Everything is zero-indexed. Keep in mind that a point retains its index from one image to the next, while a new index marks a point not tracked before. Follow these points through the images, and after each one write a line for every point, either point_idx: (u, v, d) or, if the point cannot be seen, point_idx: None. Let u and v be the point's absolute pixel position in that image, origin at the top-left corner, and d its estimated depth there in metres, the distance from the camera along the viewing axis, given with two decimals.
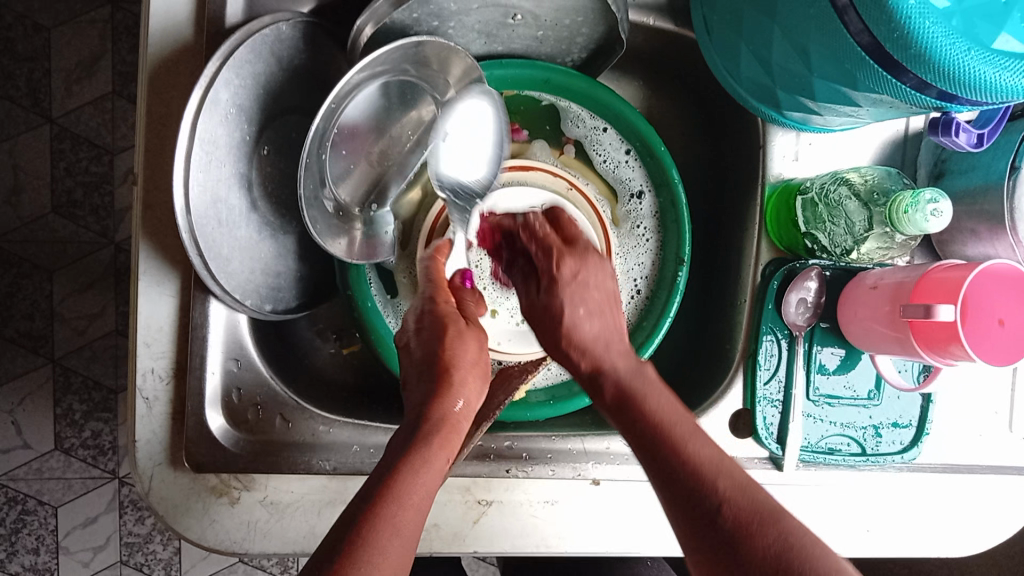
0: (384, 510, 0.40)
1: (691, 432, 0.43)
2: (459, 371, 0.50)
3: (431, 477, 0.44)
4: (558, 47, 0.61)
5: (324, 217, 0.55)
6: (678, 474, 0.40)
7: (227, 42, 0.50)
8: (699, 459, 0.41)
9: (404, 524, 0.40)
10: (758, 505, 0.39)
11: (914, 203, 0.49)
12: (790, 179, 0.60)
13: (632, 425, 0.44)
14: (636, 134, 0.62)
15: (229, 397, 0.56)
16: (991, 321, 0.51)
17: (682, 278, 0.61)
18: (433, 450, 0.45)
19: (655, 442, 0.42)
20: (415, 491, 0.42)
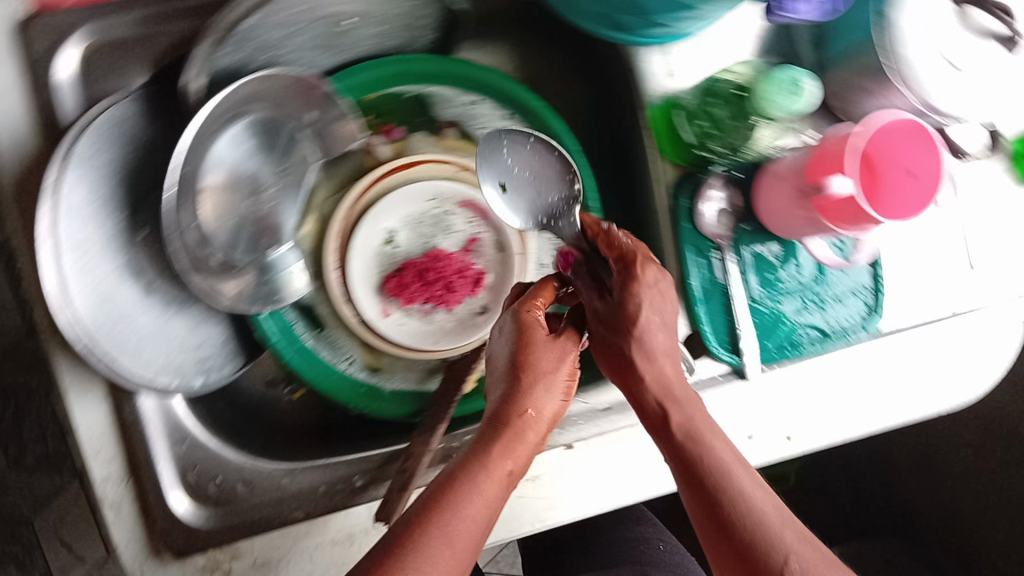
0: (435, 523, 0.43)
1: (753, 492, 0.48)
2: (546, 373, 0.50)
3: (487, 485, 0.45)
4: (406, 35, 0.59)
5: (205, 269, 0.53)
6: (739, 536, 0.47)
7: (66, 137, 0.50)
8: (767, 532, 0.46)
9: (462, 535, 0.43)
10: (808, 545, 0.47)
11: (773, 84, 0.47)
12: (674, 93, 0.58)
13: (705, 513, 0.48)
14: (506, 97, 0.60)
15: (188, 477, 0.56)
16: (899, 174, 0.48)
17: (597, 221, 0.61)
18: (495, 459, 0.47)
19: (717, 497, 0.48)
20: (470, 511, 0.44)
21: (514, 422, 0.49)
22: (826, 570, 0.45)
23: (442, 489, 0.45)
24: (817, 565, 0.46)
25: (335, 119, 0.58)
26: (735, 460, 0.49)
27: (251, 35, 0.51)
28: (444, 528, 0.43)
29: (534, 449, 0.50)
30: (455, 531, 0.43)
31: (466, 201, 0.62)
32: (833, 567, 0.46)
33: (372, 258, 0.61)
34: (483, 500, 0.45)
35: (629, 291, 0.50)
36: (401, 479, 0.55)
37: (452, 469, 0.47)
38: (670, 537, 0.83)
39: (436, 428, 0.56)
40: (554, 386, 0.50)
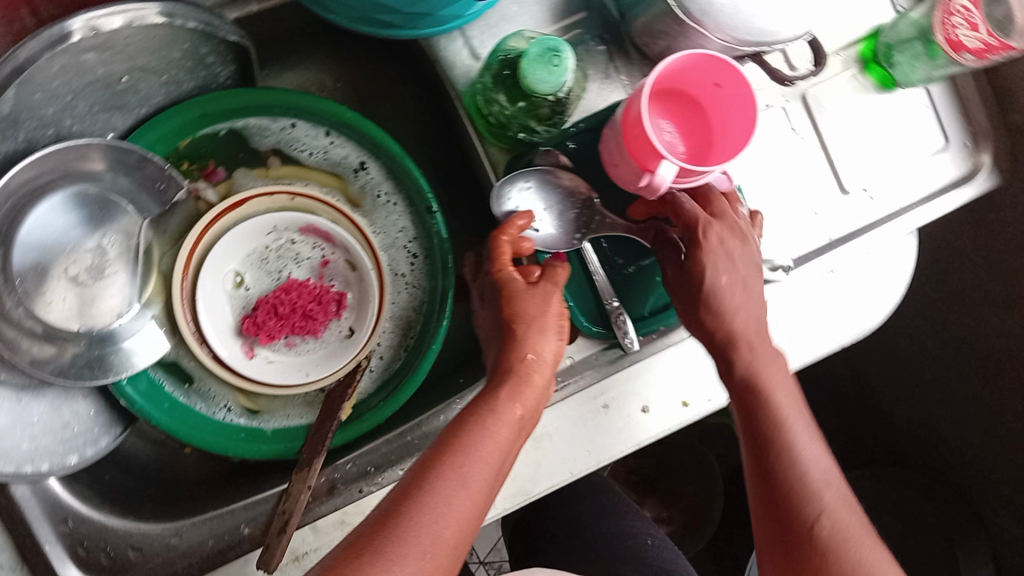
0: (435, 472, 0.43)
1: (807, 446, 0.50)
2: (530, 328, 0.48)
3: (489, 442, 0.45)
4: (199, 75, 0.57)
5: (27, 340, 0.53)
6: (781, 487, 0.49)
7: None
8: (807, 491, 0.48)
9: (472, 477, 0.43)
10: (846, 528, 0.47)
11: (532, 60, 0.50)
12: (475, 76, 0.56)
13: (756, 453, 0.51)
14: (318, 113, 0.59)
15: (79, 552, 0.56)
16: (709, 86, 0.48)
17: (439, 222, 0.59)
18: (500, 403, 0.46)
19: (779, 501, 0.49)
20: (468, 474, 0.43)
21: (521, 375, 0.47)
22: (871, 548, 0.47)
23: (457, 431, 0.45)
24: (865, 544, 0.47)
25: (148, 177, 0.57)
26: (797, 409, 0.51)
27: (23, 117, 0.49)
28: (444, 489, 0.42)
29: (542, 397, 0.48)
30: (444, 501, 0.42)
31: (306, 225, 0.61)
32: (869, 538, 0.47)
33: (223, 301, 0.60)
34: (484, 461, 0.44)
35: (694, 257, 0.51)
36: (280, 522, 0.55)
37: (457, 420, 0.46)
38: (658, 530, 0.78)
39: (313, 463, 0.56)
40: (548, 330, 0.49)
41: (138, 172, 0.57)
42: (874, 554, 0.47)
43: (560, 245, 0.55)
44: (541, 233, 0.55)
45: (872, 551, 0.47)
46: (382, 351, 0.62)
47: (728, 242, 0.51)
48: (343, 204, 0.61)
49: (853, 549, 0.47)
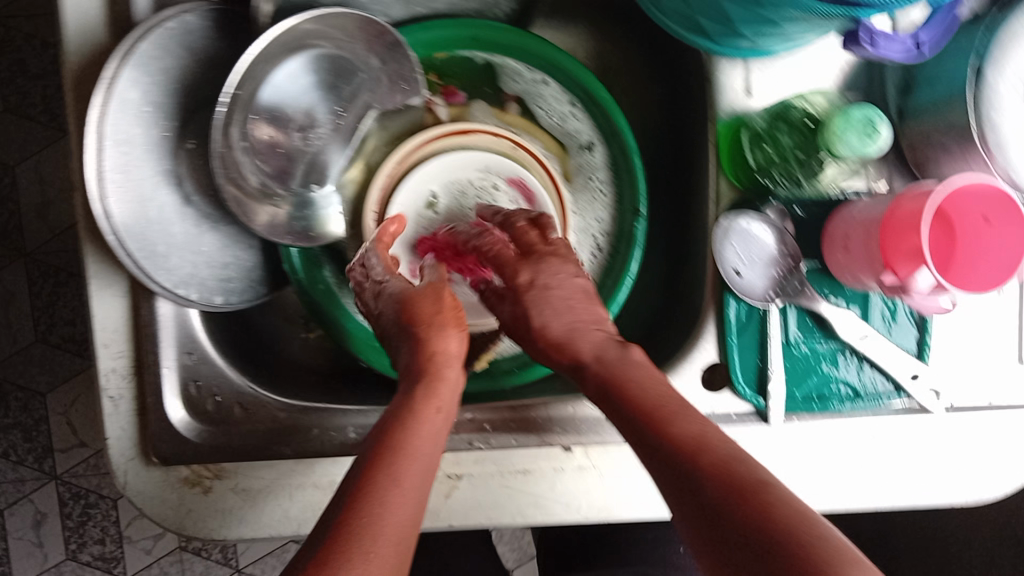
0: (382, 469, 0.41)
1: (726, 444, 0.41)
2: (547, 314, 0.51)
3: (419, 450, 0.43)
4: (483, 0, 0.58)
5: (246, 197, 0.53)
6: (691, 466, 0.39)
7: (127, 39, 0.49)
8: (727, 492, 0.37)
9: (404, 480, 0.41)
10: (798, 512, 0.36)
11: (845, 122, 0.46)
12: (742, 112, 0.56)
13: (644, 444, 0.42)
14: (578, 82, 0.59)
15: (188, 389, 0.57)
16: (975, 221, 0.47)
17: (639, 230, 0.59)
18: (422, 405, 0.46)
19: (695, 480, 0.39)
20: (403, 488, 0.40)
21: (438, 366, 0.48)
22: None
23: (386, 437, 0.43)
24: None
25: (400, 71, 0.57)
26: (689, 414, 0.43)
27: None
28: (383, 491, 0.40)
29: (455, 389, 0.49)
30: (405, 482, 0.41)
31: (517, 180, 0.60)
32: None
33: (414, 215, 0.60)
34: (419, 471, 0.42)
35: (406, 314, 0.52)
36: None
37: (385, 418, 0.45)
38: None
39: None
40: (448, 328, 0.51)
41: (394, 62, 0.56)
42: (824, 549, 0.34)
43: (755, 296, 0.57)
44: (742, 279, 0.57)
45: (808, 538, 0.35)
46: None
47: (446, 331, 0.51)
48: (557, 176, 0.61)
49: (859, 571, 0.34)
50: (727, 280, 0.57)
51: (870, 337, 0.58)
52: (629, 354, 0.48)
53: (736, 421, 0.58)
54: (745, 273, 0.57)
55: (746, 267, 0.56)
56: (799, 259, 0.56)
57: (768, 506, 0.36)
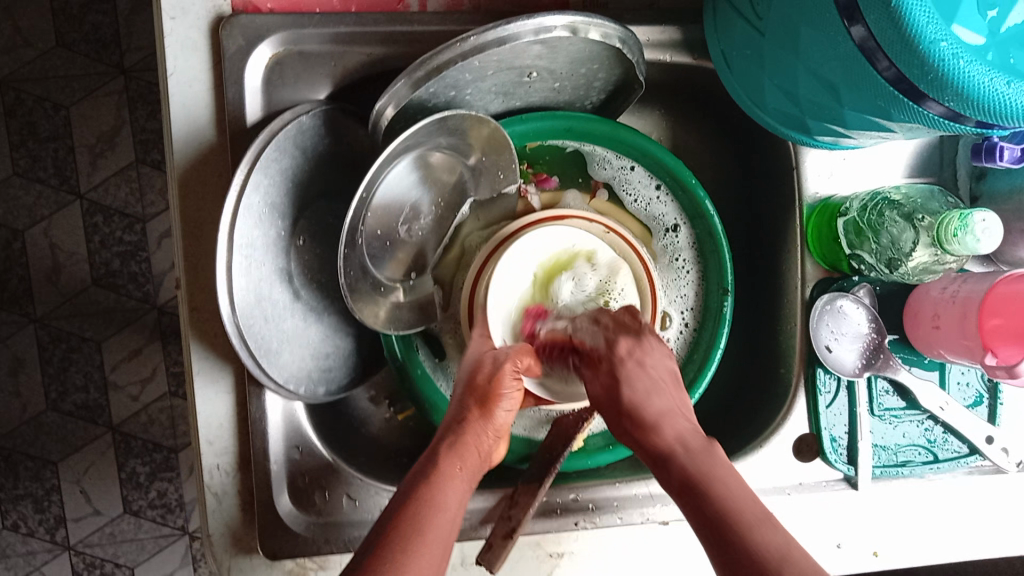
0: (421, 496, 0.45)
1: (761, 524, 0.40)
2: (645, 389, 0.51)
3: (456, 472, 0.48)
4: (577, 93, 0.60)
5: (364, 292, 0.55)
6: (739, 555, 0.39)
7: (254, 143, 0.50)
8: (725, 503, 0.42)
9: (444, 510, 0.45)
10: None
11: (963, 226, 0.47)
12: (827, 196, 0.60)
13: (698, 520, 0.42)
14: (666, 170, 0.62)
15: (296, 482, 0.58)
16: None
17: (728, 308, 0.61)
18: (464, 450, 0.49)
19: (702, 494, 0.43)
20: (445, 495, 0.46)
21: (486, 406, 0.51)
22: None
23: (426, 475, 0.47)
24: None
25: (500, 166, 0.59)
26: (739, 485, 0.43)
27: (448, 75, 0.51)
28: (425, 513, 0.44)
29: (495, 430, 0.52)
30: (447, 494, 0.46)
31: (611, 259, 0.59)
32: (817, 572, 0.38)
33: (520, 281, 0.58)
34: (459, 487, 0.47)
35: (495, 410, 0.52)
36: (506, 526, 0.54)
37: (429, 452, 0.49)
38: None
39: (545, 480, 0.56)
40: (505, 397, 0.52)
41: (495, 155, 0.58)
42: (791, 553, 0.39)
43: (845, 369, 0.59)
44: (832, 354, 0.59)
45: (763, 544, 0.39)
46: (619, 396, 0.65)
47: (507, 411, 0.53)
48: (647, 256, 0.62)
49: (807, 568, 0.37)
50: (819, 355, 0.59)
51: (949, 405, 0.60)
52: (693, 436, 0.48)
53: (824, 488, 0.61)
54: (835, 347, 0.59)
55: (836, 341, 0.59)
56: (886, 335, 0.59)
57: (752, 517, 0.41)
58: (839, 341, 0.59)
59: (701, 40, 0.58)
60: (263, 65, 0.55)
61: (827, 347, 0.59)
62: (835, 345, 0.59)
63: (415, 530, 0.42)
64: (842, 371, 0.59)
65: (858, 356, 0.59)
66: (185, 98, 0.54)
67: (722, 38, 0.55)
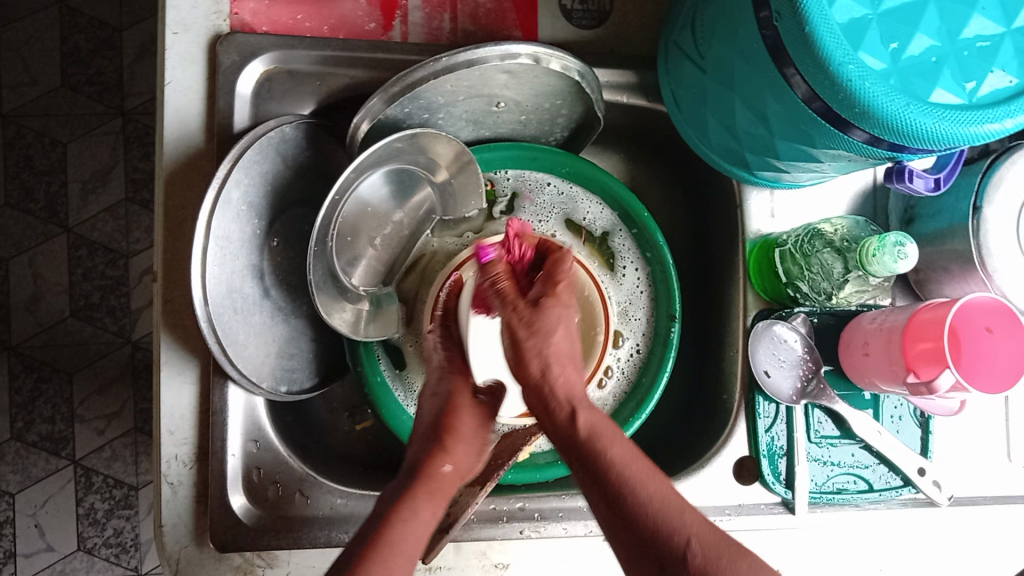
0: (381, 551, 0.46)
1: (646, 480, 0.46)
2: (560, 334, 0.52)
3: (421, 510, 0.50)
4: (541, 128, 0.66)
5: (329, 291, 0.59)
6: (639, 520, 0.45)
7: (238, 144, 0.54)
8: (642, 497, 0.45)
9: (399, 564, 0.46)
10: (716, 545, 0.43)
11: (882, 246, 0.53)
12: (768, 233, 0.64)
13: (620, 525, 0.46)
14: (622, 203, 0.67)
15: (250, 476, 0.59)
16: (980, 330, 0.54)
17: (675, 334, 0.64)
18: (418, 505, 0.50)
19: (619, 492, 0.46)
20: (410, 535, 0.48)
21: (454, 450, 0.55)
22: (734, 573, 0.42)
23: (383, 526, 0.48)
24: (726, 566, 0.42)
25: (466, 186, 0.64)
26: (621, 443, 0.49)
27: (421, 95, 0.56)
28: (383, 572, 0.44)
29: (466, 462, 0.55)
30: (413, 534, 0.48)
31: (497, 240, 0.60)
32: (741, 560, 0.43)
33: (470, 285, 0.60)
34: (424, 526, 0.49)
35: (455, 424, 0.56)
36: (441, 522, 0.57)
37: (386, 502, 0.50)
38: None
39: (486, 484, 0.58)
40: (464, 445, 0.55)
41: (455, 166, 0.63)
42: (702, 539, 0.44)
43: (781, 395, 0.62)
44: (771, 379, 0.62)
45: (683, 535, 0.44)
46: None
47: (477, 446, 0.56)
48: (595, 266, 0.68)
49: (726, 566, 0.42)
50: (757, 380, 0.62)
51: (884, 433, 0.62)
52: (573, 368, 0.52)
53: (766, 512, 0.63)
54: (775, 371, 0.62)
55: (775, 366, 0.62)
56: (819, 362, 0.62)
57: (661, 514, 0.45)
58: (776, 365, 0.62)
59: (655, 86, 0.65)
60: (255, 79, 0.60)
61: (768, 370, 0.62)
62: (773, 368, 0.62)
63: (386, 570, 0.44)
64: (779, 395, 0.62)
65: (795, 381, 0.62)
66: (178, 104, 0.58)
67: (672, 80, 0.60)
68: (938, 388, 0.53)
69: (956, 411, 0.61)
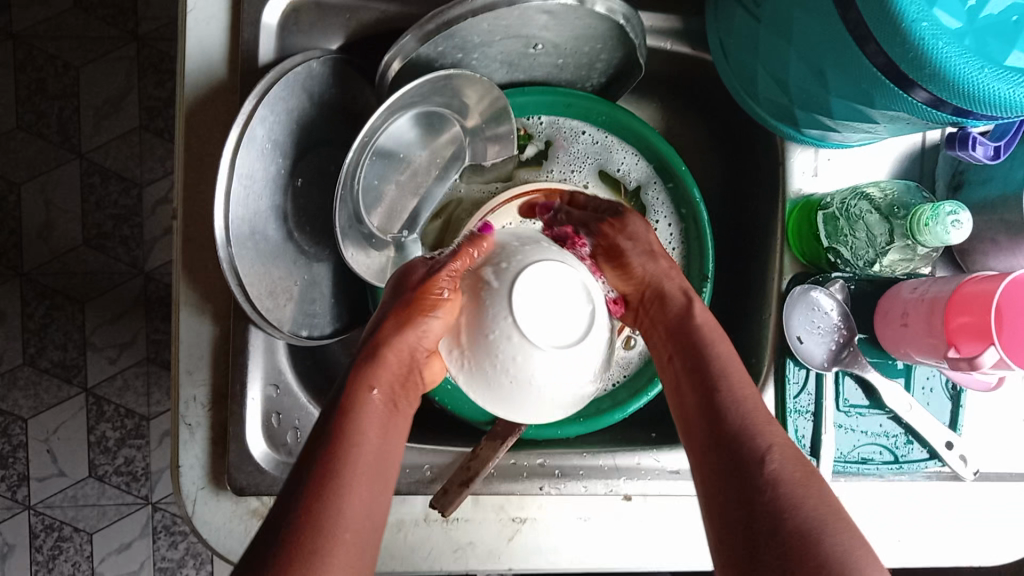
0: (324, 490, 0.40)
1: (773, 437, 0.44)
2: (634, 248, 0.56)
3: (368, 418, 0.45)
4: (578, 73, 0.63)
5: (353, 236, 0.57)
6: (730, 428, 0.45)
7: (264, 78, 0.52)
8: (756, 423, 0.45)
9: (353, 487, 0.41)
10: (797, 459, 0.43)
11: (935, 215, 0.50)
12: (810, 194, 0.62)
13: (709, 415, 0.46)
14: (657, 155, 0.64)
15: (269, 421, 0.58)
16: None
17: (706, 294, 0.63)
18: (364, 388, 0.46)
19: (710, 378, 0.48)
20: (364, 431, 0.44)
21: (417, 315, 0.48)
22: (804, 489, 0.40)
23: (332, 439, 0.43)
24: (798, 478, 0.41)
25: (497, 132, 0.62)
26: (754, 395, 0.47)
27: (457, 34, 0.53)
28: (346, 496, 0.41)
29: (408, 376, 0.50)
30: (364, 430, 0.44)
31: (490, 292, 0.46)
32: (811, 487, 0.41)
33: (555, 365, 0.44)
34: (374, 417, 0.46)
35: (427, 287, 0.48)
36: (462, 475, 0.57)
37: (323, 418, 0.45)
38: None
39: (507, 437, 0.57)
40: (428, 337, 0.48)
41: (489, 109, 0.60)
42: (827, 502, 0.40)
43: (812, 361, 0.61)
44: (802, 345, 0.61)
45: (768, 436, 0.44)
46: (603, 370, 0.66)
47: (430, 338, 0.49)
48: None
49: (796, 482, 0.41)
50: (790, 345, 0.61)
51: (915, 406, 0.61)
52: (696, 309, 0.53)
53: None
54: (809, 338, 0.61)
55: (807, 332, 0.61)
56: (854, 332, 0.61)
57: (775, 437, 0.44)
58: (807, 331, 0.61)
59: (700, 32, 0.62)
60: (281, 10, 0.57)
61: (801, 336, 0.61)
62: (806, 334, 0.61)
63: (343, 479, 0.41)
64: (809, 362, 0.61)
65: (828, 348, 0.61)
66: (201, 34, 0.56)
67: (720, 27, 0.57)
68: (980, 364, 0.51)
69: (994, 386, 0.59)
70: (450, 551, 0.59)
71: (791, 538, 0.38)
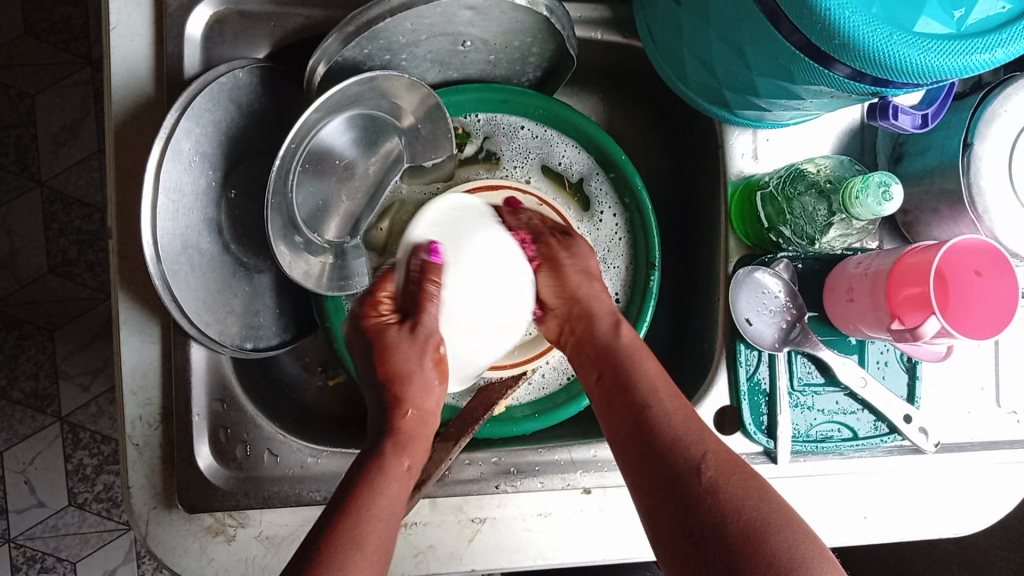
0: (337, 542, 0.42)
1: (704, 445, 0.45)
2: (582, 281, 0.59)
3: (391, 488, 0.47)
4: (513, 68, 0.62)
5: (291, 243, 0.57)
6: (660, 445, 0.46)
7: (187, 90, 0.51)
8: (685, 437, 0.46)
9: (368, 544, 0.43)
10: (730, 462, 0.45)
11: (865, 186, 0.50)
12: (751, 175, 0.61)
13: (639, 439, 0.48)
14: (598, 146, 0.64)
15: (217, 436, 0.58)
16: (967, 274, 0.52)
17: (654, 282, 0.62)
18: (393, 461, 0.48)
19: (635, 402, 0.50)
20: (385, 497, 0.46)
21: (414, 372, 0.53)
22: (743, 487, 0.43)
23: (350, 494, 0.45)
24: (735, 481, 0.43)
25: (431, 132, 0.61)
26: (682, 409, 0.49)
27: (379, 35, 0.53)
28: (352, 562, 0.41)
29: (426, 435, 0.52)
30: (385, 491, 0.46)
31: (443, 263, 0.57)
32: (752, 482, 0.43)
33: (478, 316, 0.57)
34: (401, 480, 0.48)
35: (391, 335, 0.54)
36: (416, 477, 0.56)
37: (348, 477, 0.47)
38: None
39: (461, 437, 0.57)
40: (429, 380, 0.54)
41: (420, 107, 0.59)
42: (769, 502, 0.42)
43: (764, 342, 0.60)
44: (752, 327, 0.60)
45: (696, 445, 0.45)
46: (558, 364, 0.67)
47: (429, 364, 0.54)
48: (571, 214, 0.66)
49: (734, 483, 0.43)
50: (739, 328, 0.61)
51: (869, 379, 0.61)
52: (622, 337, 0.56)
53: (748, 461, 0.61)
54: (759, 319, 0.60)
55: (757, 313, 0.60)
56: (803, 310, 0.60)
57: (710, 449, 0.45)
58: (757, 312, 0.60)
59: (631, 20, 0.61)
60: (204, 23, 0.57)
61: (751, 318, 0.60)
62: (756, 315, 0.60)
63: (358, 534, 0.43)
64: (761, 343, 0.60)
65: (779, 328, 0.60)
66: (124, 50, 0.55)
67: (648, 14, 0.57)
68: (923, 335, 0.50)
69: (943, 354, 0.61)
70: (412, 556, 0.58)
71: (734, 531, 0.40)
